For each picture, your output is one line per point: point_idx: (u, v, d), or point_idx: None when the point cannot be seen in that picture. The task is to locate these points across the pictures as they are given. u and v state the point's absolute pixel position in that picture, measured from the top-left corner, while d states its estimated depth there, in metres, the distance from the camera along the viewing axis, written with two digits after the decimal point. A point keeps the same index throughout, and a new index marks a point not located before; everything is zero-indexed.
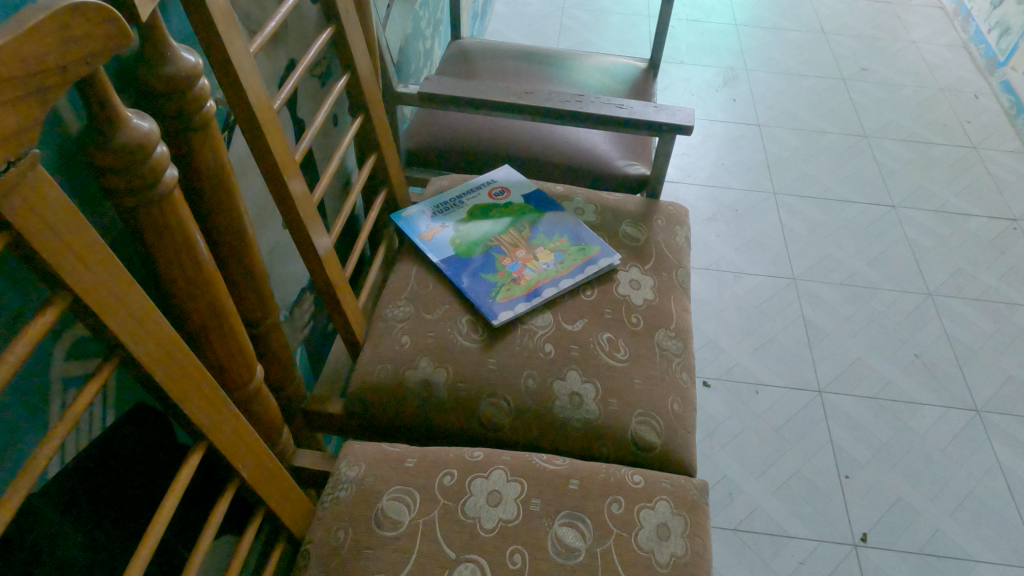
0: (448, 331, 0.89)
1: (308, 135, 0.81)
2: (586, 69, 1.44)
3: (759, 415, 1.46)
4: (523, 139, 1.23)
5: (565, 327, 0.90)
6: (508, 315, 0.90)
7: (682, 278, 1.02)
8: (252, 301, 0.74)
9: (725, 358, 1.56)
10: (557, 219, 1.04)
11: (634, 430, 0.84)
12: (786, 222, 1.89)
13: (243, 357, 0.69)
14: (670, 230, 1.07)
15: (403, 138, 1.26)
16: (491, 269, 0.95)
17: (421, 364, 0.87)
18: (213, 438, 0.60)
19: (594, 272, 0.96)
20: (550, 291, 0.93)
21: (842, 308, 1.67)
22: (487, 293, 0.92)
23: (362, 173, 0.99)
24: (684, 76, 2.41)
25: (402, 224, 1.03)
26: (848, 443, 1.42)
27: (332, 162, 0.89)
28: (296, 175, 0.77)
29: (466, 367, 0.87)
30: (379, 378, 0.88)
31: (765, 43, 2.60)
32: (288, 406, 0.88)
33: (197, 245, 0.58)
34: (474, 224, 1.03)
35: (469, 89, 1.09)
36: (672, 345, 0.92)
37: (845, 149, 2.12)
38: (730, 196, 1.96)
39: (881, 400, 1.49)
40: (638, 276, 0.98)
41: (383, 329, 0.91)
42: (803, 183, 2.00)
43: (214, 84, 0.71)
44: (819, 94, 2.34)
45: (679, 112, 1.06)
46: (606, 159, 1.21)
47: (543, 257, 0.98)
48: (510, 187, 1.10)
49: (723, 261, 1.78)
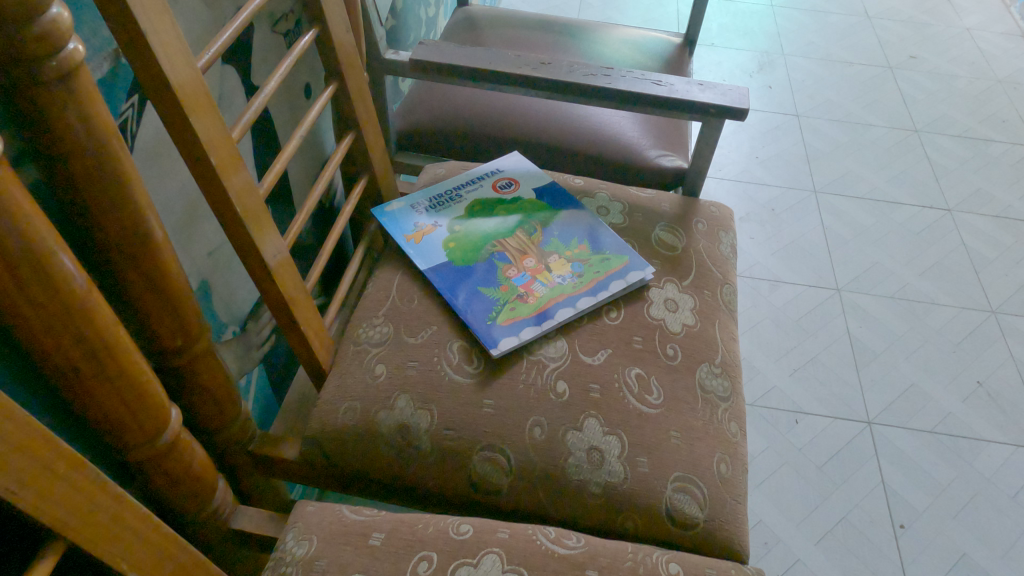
0: (435, 360, 0.70)
1: (254, 104, 0.61)
2: (612, 42, 1.24)
3: (798, 449, 1.27)
4: (536, 120, 1.04)
5: (583, 359, 0.71)
6: (511, 342, 0.70)
7: (728, 298, 0.82)
8: (165, 323, 0.55)
9: (760, 380, 1.36)
10: (576, 220, 0.85)
11: (669, 501, 0.65)
12: (828, 223, 1.68)
13: (142, 406, 0.50)
14: (713, 236, 0.88)
15: (395, 114, 1.06)
16: (493, 282, 0.76)
17: (399, 403, 0.68)
18: (82, 534, 0.41)
19: (622, 289, 0.77)
20: (564, 313, 0.73)
21: (893, 325, 1.47)
22: (486, 313, 0.73)
23: (336, 157, 0.79)
24: (715, 59, 2.20)
25: (385, 221, 0.84)
26: (903, 486, 1.22)
27: (291, 141, 0.69)
28: (234, 163, 0.57)
29: (456, 409, 0.68)
30: (344, 420, 0.69)
31: (804, 26, 2.38)
32: (229, 449, 0.69)
33: (50, 258, 0.39)
34: (474, 224, 0.83)
35: (472, 57, 0.89)
36: (717, 386, 0.73)
37: (894, 144, 1.90)
38: (765, 194, 1.76)
39: (940, 435, 1.29)
40: (675, 294, 0.79)
41: (354, 355, 0.73)
42: (848, 180, 1.79)
43: (108, 38, 0.51)
44: (864, 83, 2.12)
45: (729, 91, 0.86)
46: (634, 147, 1.01)
47: (557, 268, 0.78)
48: (518, 178, 0.91)
49: (758, 267, 1.58)
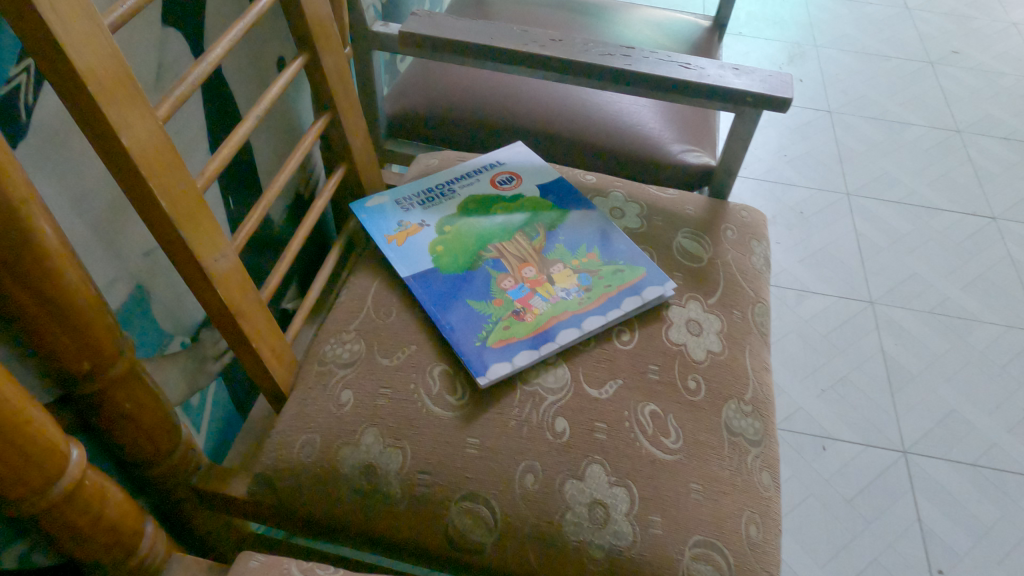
0: (411, 388, 0.59)
1: (190, 74, 0.49)
2: (634, 23, 1.12)
3: (826, 480, 1.14)
4: (545, 107, 0.92)
5: (587, 391, 0.60)
6: (502, 369, 0.59)
7: (761, 319, 0.70)
8: (65, 345, 0.44)
9: (784, 400, 1.24)
10: (586, 222, 0.73)
11: (685, 572, 0.53)
12: (862, 229, 1.55)
13: (24, 454, 0.39)
14: (744, 246, 0.76)
15: (387, 97, 0.95)
16: (485, 294, 0.65)
17: (365, 439, 0.57)
18: None
19: (636, 308, 0.65)
20: (568, 335, 0.62)
21: (932, 343, 1.34)
22: (473, 332, 0.62)
23: (304, 141, 0.67)
24: (743, 49, 2.06)
25: (364, 218, 0.73)
26: (941, 525, 1.10)
27: (244, 121, 0.57)
28: (159, 149, 0.46)
29: (434, 449, 0.56)
30: (299, 457, 0.58)
31: (838, 17, 2.24)
32: (165, 483, 0.59)
33: None
34: (467, 224, 0.72)
35: (470, 31, 0.77)
36: (747, 428, 0.61)
37: (935, 145, 1.77)
38: (793, 196, 1.63)
39: (983, 469, 1.17)
40: (698, 315, 0.67)
41: (316, 378, 0.62)
42: (883, 183, 1.66)
43: None
44: (902, 78, 1.98)
45: (770, 76, 0.73)
46: (654, 139, 0.89)
47: (561, 280, 0.67)
48: (520, 172, 0.79)
49: (784, 274, 1.46)
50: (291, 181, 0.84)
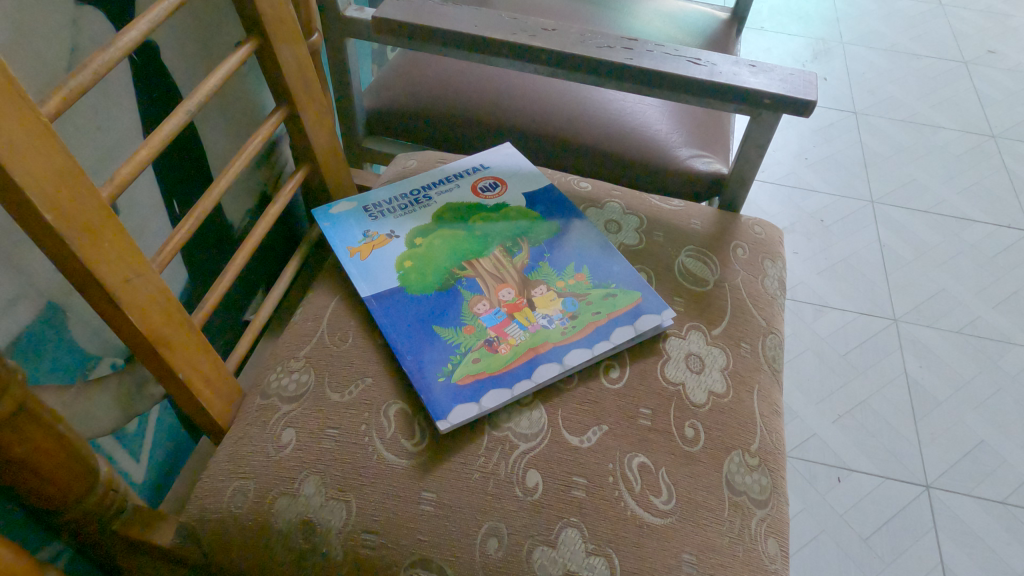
0: (361, 430, 0.51)
1: (92, 62, 0.40)
2: (644, 14, 1.02)
3: (840, 515, 1.05)
4: (541, 105, 0.83)
5: (566, 439, 0.51)
6: (467, 412, 0.51)
7: (773, 353, 0.62)
8: None
9: (797, 425, 1.15)
10: (577, 237, 0.64)
11: None
12: (887, 240, 1.45)
13: None
14: (756, 266, 0.67)
15: (368, 90, 0.86)
16: (454, 320, 0.56)
17: (305, 489, 0.49)
18: None
19: (629, 340, 0.57)
20: (547, 373, 0.54)
21: (959, 367, 1.24)
22: (437, 366, 0.53)
23: (253, 140, 0.59)
24: (764, 44, 1.95)
25: (326, 227, 0.64)
26: (966, 570, 1.00)
27: (172, 117, 0.48)
28: (44, 156, 0.37)
29: (383, 504, 0.48)
30: (228, 507, 0.50)
31: (866, 12, 2.12)
32: (79, 528, 0.52)
33: None
34: (441, 237, 0.63)
35: (453, 17, 0.69)
36: (752, 485, 0.52)
37: (967, 151, 1.65)
38: (814, 202, 1.53)
39: (1013, 508, 1.07)
40: (700, 349, 0.59)
41: (257, 414, 0.54)
42: (911, 190, 1.55)
43: None
44: (934, 78, 1.87)
45: (791, 76, 0.64)
46: (660, 143, 0.80)
47: (543, 305, 0.58)
48: (506, 177, 0.71)
49: (801, 287, 1.36)
50: (254, 181, 0.76)
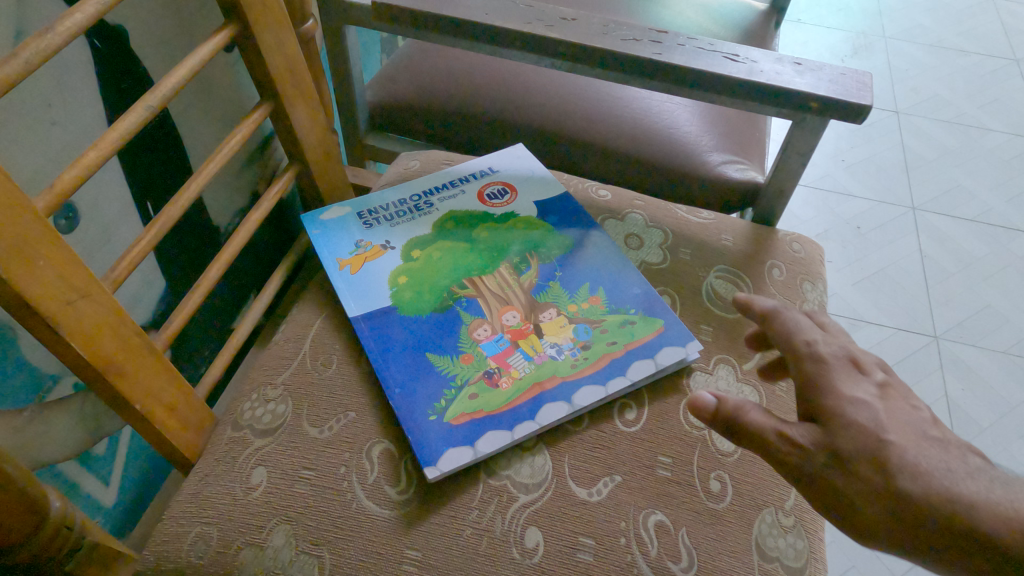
0: (339, 474, 0.45)
1: (23, 50, 0.34)
2: (676, 4, 0.94)
3: None
4: (560, 102, 0.76)
5: (573, 491, 0.45)
6: (461, 457, 0.44)
7: None
8: None
9: None
10: (592, 253, 0.58)
11: None
12: (928, 249, 1.36)
13: None
14: (794, 288, 0.60)
15: (374, 82, 0.80)
16: (451, 347, 0.50)
17: (273, 540, 0.43)
18: None
19: (648, 376, 0.50)
20: (555, 412, 0.47)
21: (1005, 390, 1.15)
22: (430, 402, 0.47)
23: (232, 138, 0.52)
24: (801, 38, 1.85)
25: (315, 235, 0.58)
26: None
27: (130, 113, 0.42)
28: None
29: (358, 563, 0.42)
30: (187, 558, 0.44)
31: (911, 5, 2.01)
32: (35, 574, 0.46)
33: None
34: (442, 250, 0.57)
35: (461, 3, 0.62)
36: (785, 550, 0.45)
37: (1017, 156, 1.55)
38: (850, 208, 1.44)
39: None
40: (729, 386, 0.52)
41: (226, 449, 0.48)
42: (955, 196, 1.46)
43: None
44: (982, 77, 1.75)
45: (842, 75, 0.57)
46: (690, 147, 0.73)
47: (552, 332, 0.51)
48: (516, 182, 0.64)
49: (835, 298, 1.28)
50: (244, 180, 0.70)
